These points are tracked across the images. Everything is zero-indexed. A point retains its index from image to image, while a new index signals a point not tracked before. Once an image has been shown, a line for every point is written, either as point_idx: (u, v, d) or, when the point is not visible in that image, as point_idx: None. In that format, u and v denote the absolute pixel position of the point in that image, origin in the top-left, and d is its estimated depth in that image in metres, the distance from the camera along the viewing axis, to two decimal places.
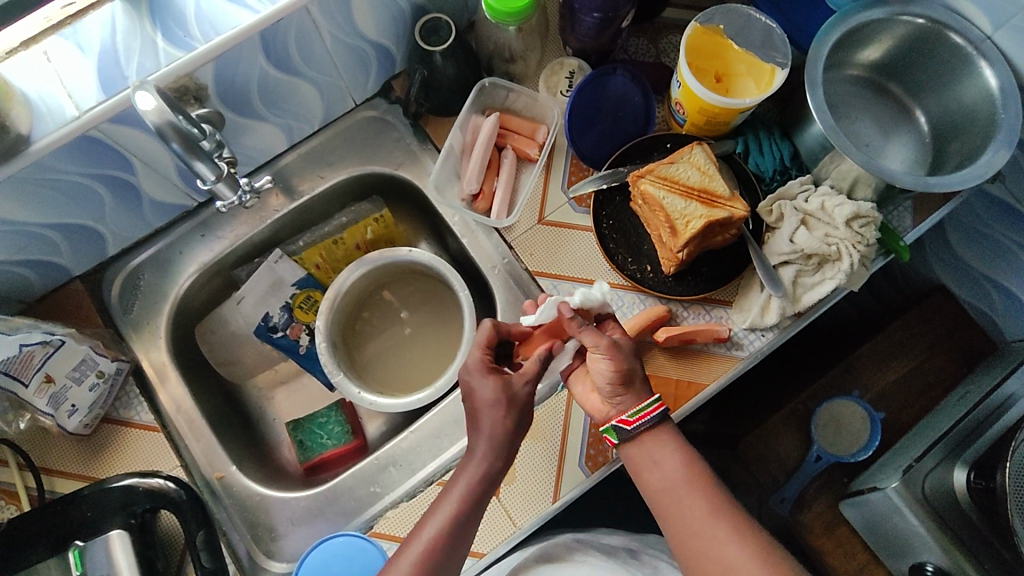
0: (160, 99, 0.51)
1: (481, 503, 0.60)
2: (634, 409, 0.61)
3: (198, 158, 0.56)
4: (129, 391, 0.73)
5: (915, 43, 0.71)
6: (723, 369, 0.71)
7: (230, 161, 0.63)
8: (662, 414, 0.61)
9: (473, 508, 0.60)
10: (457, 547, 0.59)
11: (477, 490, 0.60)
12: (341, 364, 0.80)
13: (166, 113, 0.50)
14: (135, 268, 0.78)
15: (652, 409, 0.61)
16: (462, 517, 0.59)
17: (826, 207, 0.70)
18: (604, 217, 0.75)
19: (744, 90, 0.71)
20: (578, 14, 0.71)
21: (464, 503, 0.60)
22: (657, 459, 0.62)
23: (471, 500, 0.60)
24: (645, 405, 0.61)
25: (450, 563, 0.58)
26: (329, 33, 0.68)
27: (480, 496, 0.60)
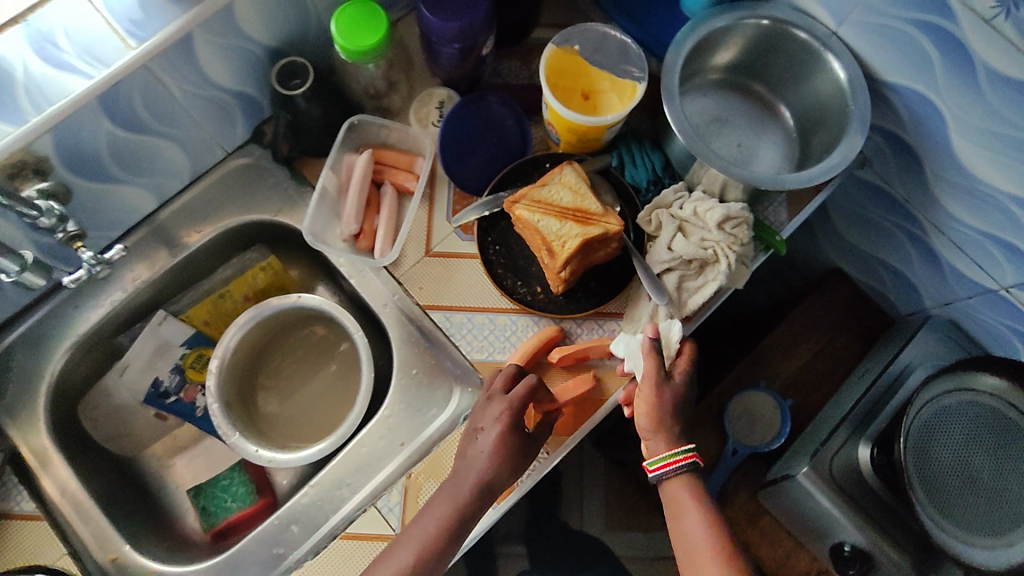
0: None
1: (445, 555, 0.60)
2: (656, 458, 0.67)
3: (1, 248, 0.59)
4: (8, 482, 0.70)
5: (767, 44, 0.73)
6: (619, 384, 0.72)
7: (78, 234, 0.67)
8: (683, 467, 0.67)
9: (438, 556, 0.60)
10: None
11: (440, 542, 0.60)
12: (239, 423, 0.77)
13: None
14: (4, 349, 0.74)
15: (678, 461, 0.67)
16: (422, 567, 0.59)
17: (699, 212, 0.71)
18: (490, 243, 0.75)
19: (609, 106, 0.71)
20: (436, 46, 0.70)
21: (428, 557, 0.59)
22: (679, 511, 0.65)
23: (432, 551, 0.59)
24: (673, 455, 0.67)
25: None
26: (179, 88, 0.66)
27: (437, 556, 0.60)
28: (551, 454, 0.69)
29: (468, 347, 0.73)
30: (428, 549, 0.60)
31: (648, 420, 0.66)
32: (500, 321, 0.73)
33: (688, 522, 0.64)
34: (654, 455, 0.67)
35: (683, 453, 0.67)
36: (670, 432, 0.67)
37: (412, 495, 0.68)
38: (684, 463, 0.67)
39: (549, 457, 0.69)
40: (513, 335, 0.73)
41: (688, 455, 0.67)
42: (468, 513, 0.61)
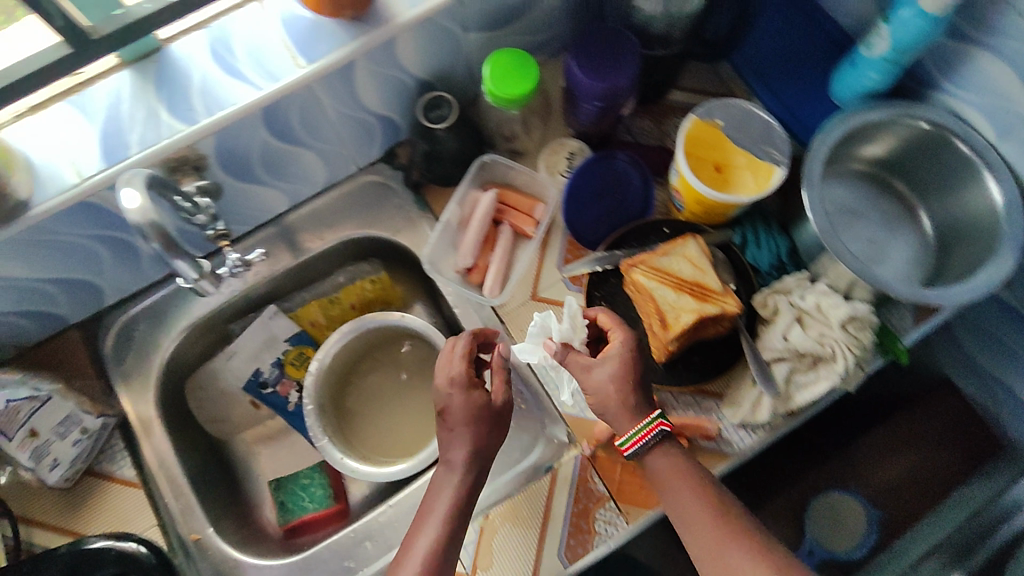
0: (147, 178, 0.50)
1: (458, 542, 0.59)
2: (625, 437, 0.62)
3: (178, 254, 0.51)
4: (114, 445, 0.74)
5: (920, 146, 0.70)
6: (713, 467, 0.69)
7: (224, 232, 0.66)
8: (655, 438, 0.61)
9: (453, 541, 0.59)
10: None
11: (451, 533, 0.59)
12: (330, 428, 0.79)
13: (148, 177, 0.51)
14: (130, 319, 0.79)
15: (649, 431, 0.61)
16: (440, 558, 0.57)
17: (822, 307, 0.69)
18: (597, 299, 0.74)
19: (743, 183, 0.70)
20: (578, 100, 0.71)
21: (444, 547, 0.58)
22: (670, 481, 0.60)
23: (448, 539, 0.59)
24: (636, 430, 0.61)
25: None
26: (334, 108, 0.69)
27: (453, 540, 0.59)
28: (630, 524, 0.68)
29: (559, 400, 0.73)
30: (444, 534, 0.59)
31: (597, 399, 0.63)
32: None
33: (679, 495, 0.59)
34: (623, 436, 0.62)
35: (650, 423, 0.61)
36: (622, 407, 0.62)
37: (486, 535, 0.69)
38: (658, 433, 0.61)
39: (626, 526, 0.68)
40: None
41: (658, 423, 0.61)
42: (467, 493, 0.61)
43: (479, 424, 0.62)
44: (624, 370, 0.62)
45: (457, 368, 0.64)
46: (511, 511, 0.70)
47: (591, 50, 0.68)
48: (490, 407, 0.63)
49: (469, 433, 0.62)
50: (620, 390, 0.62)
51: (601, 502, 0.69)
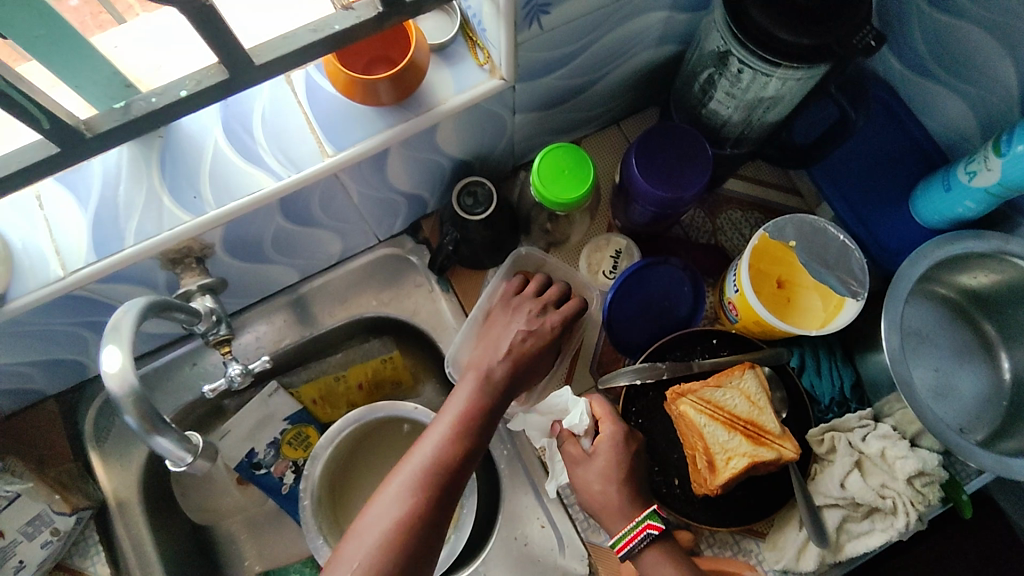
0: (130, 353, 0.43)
1: (469, 449, 0.53)
2: (614, 538, 0.59)
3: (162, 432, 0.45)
4: (90, 538, 0.67)
5: (1016, 291, 0.62)
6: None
7: (227, 338, 0.61)
8: (644, 542, 0.57)
9: (464, 445, 0.53)
10: (447, 485, 0.51)
11: (448, 475, 0.51)
12: (327, 523, 0.72)
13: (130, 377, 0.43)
14: (116, 392, 0.71)
15: (634, 535, 0.58)
16: (448, 457, 0.52)
17: (886, 455, 0.62)
18: (632, 414, 0.67)
19: (808, 306, 0.63)
20: (632, 202, 0.63)
21: (451, 457, 0.52)
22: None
23: (457, 457, 0.53)
24: (625, 531, 0.58)
25: (438, 511, 0.50)
26: (359, 191, 0.62)
27: (459, 458, 0.53)
28: None
29: (583, 527, 0.66)
30: (455, 438, 0.53)
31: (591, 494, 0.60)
32: None
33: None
34: (614, 535, 0.59)
35: (636, 526, 0.58)
36: (613, 507, 0.59)
37: None
38: (643, 537, 0.57)
39: None
40: None
41: (647, 525, 0.57)
42: (469, 445, 0.54)
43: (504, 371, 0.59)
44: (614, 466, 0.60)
45: (528, 301, 0.64)
46: None
47: (658, 156, 0.60)
48: (504, 386, 0.59)
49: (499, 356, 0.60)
50: (615, 483, 0.59)
51: None
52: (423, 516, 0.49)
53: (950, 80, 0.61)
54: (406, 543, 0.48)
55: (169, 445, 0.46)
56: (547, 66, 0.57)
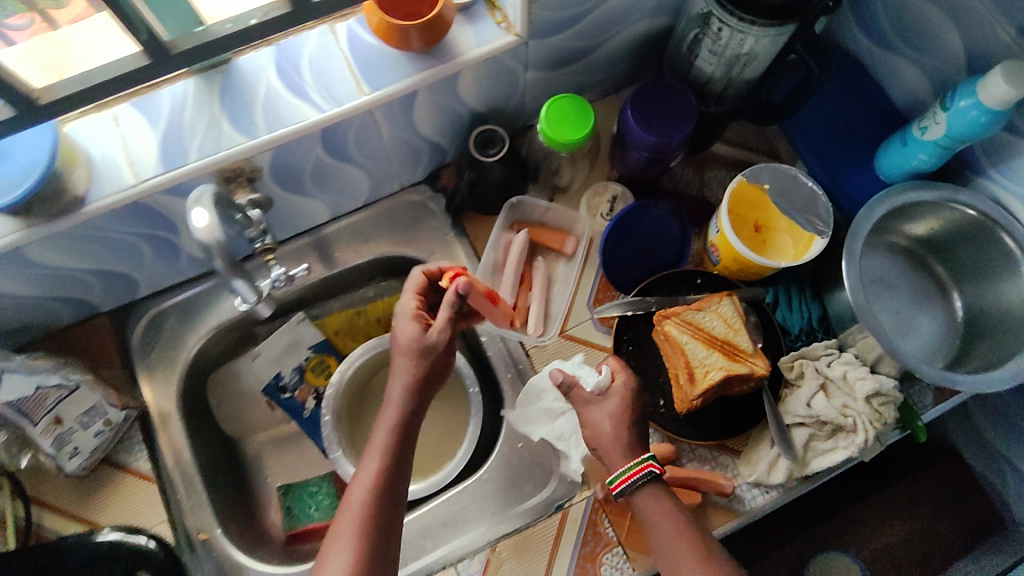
0: (216, 218, 0.50)
1: (400, 471, 0.61)
2: (615, 476, 0.61)
3: (237, 275, 0.55)
4: (133, 437, 0.74)
5: (963, 231, 0.71)
6: (717, 527, 0.70)
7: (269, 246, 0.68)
8: (645, 478, 0.60)
9: (398, 465, 0.61)
10: (389, 497, 0.60)
11: (387, 502, 0.59)
12: (344, 439, 0.81)
13: (218, 233, 0.49)
14: (161, 312, 0.80)
15: (638, 470, 0.60)
16: (387, 480, 0.60)
17: (848, 378, 0.69)
18: (624, 342, 0.75)
19: (782, 246, 0.71)
20: (628, 148, 0.71)
21: (385, 486, 0.60)
22: (656, 520, 0.61)
23: (390, 472, 0.60)
24: (628, 468, 0.61)
25: (388, 515, 0.59)
26: (389, 131, 0.70)
27: (395, 473, 0.61)
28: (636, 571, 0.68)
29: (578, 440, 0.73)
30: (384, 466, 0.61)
31: (602, 433, 0.64)
32: None
33: (667, 531, 0.60)
34: (613, 474, 0.62)
35: (639, 465, 0.61)
36: (620, 446, 0.63)
37: (491, 568, 0.70)
38: (646, 474, 0.60)
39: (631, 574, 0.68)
40: None
41: (648, 464, 0.61)
42: (400, 455, 0.62)
43: (416, 368, 0.64)
44: (625, 409, 0.65)
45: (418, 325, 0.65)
46: (518, 545, 0.70)
47: (652, 108, 0.68)
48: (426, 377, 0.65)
49: (410, 367, 0.64)
50: (621, 427, 0.64)
51: (609, 547, 0.69)
52: (376, 527, 0.58)
53: (908, 51, 0.70)
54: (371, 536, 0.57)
55: (244, 289, 0.56)
56: (558, 25, 0.66)
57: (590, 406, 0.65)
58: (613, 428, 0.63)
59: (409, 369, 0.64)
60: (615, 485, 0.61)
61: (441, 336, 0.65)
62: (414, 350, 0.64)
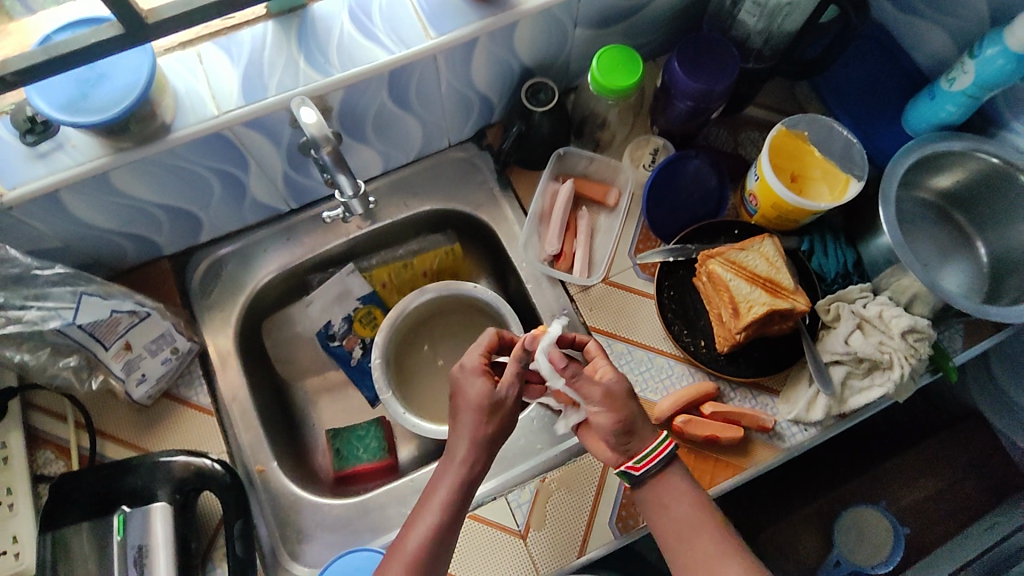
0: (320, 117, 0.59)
1: (452, 532, 0.60)
2: (640, 455, 0.62)
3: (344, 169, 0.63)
4: (193, 371, 0.76)
5: (985, 180, 0.76)
6: (727, 476, 0.72)
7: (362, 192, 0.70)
8: (670, 455, 0.62)
9: (451, 531, 0.60)
10: (442, 551, 0.59)
11: (437, 552, 0.58)
12: (391, 382, 0.83)
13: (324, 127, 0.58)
14: (219, 258, 0.83)
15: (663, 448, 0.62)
16: (441, 539, 0.59)
17: (884, 316, 0.72)
18: (666, 288, 0.78)
19: (817, 193, 0.75)
20: (673, 100, 0.77)
21: (439, 535, 0.59)
22: (667, 498, 0.62)
23: (446, 524, 0.60)
24: (652, 449, 0.62)
25: (437, 568, 0.58)
26: (447, 81, 0.75)
27: (451, 524, 0.60)
28: None
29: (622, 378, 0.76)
30: (443, 517, 0.60)
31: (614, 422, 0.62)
32: (658, 361, 0.77)
33: (678, 508, 0.61)
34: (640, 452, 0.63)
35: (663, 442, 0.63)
36: (642, 423, 0.63)
37: (541, 498, 0.71)
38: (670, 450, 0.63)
39: None
40: (668, 378, 0.76)
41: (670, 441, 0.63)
42: (456, 518, 0.61)
43: (482, 424, 0.63)
44: (629, 390, 0.64)
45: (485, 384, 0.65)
46: (566, 477, 0.72)
47: (694, 61, 0.74)
48: (492, 438, 0.63)
49: (479, 425, 0.63)
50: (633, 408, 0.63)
51: None
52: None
53: (931, 13, 0.75)
54: None
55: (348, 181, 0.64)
56: None
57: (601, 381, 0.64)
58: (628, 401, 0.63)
59: (477, 437, 0.63)
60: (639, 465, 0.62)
61: (511, 394, 0.65)
62: (483, 407, 0.63)
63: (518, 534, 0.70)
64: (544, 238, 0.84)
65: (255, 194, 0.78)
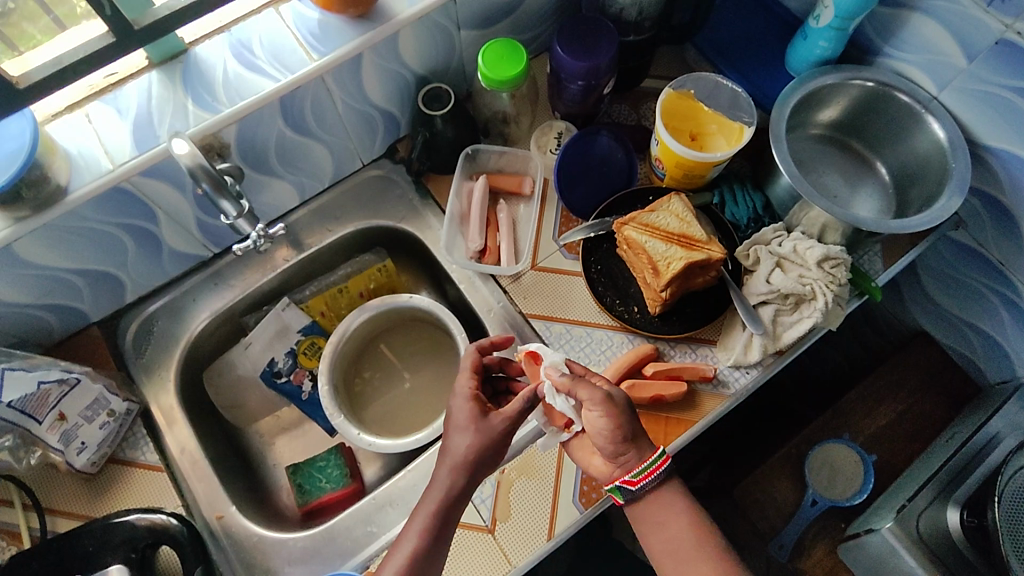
0: (193, 146, 0.59)
1: (435, 553, 0.60)
2: (637, 469, 0.63)
3: (224, 197, 0.63)
4: (137, 432, 0.75)
5: (869, 105, 0.79)
6: (680, 432, 0.73)
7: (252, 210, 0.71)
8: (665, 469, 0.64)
9: (432, 554, 0.60)
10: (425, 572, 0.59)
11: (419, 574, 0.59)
12: (342, 407, 0.82)
13: (198, 157, 0.58)
14: (149, 315, 0.83)
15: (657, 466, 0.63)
16: (419, 567, 0.59)
17: (799, 250, 0.75)
18: (592, 263, 0.80)
19: (716, 146, 0.77)
20: (564, 83, 0.80)
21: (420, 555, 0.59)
22: (661, 518, 0.64)
23: (428, 546, 0.60)
24: (647, 464, 0.63)
25: None
26: (341, 100, 0.76)
27: (433, 544, 0.60)
28: None
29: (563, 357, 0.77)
30: (425, 537, 0.60)
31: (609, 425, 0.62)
32: (597, 335, 0.78)
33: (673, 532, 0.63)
34: (635, 468, 0.63)
35: (657, 460, 0.63)
36: (639, 436, 0.63)
37: (503, 489, 0.71)
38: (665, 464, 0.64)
39: None
40: (608, 349, 0.77)
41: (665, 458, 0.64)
42: (438, 540, 0.61)
43: (470, 446, 0.62)
44: (631, 403, 0.64)
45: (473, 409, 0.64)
46: (524, 464, 0.72)
47: (576, 41, 0.77)
48: (479, 464, 0.63)
49: (465, 446, 0.63)
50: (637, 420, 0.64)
51: None
52: None
53: None
54: None
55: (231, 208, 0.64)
56: None
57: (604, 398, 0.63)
58: (630, 416, 0.63)
59: (459, 465, 0.62)
60: (635, 481, 0.63)
61: (504, 422, 0.64)
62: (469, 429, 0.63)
63: (486, 530, 0.70)
64: (467, 237, 0.85)
65: (173, 244, 0.79)
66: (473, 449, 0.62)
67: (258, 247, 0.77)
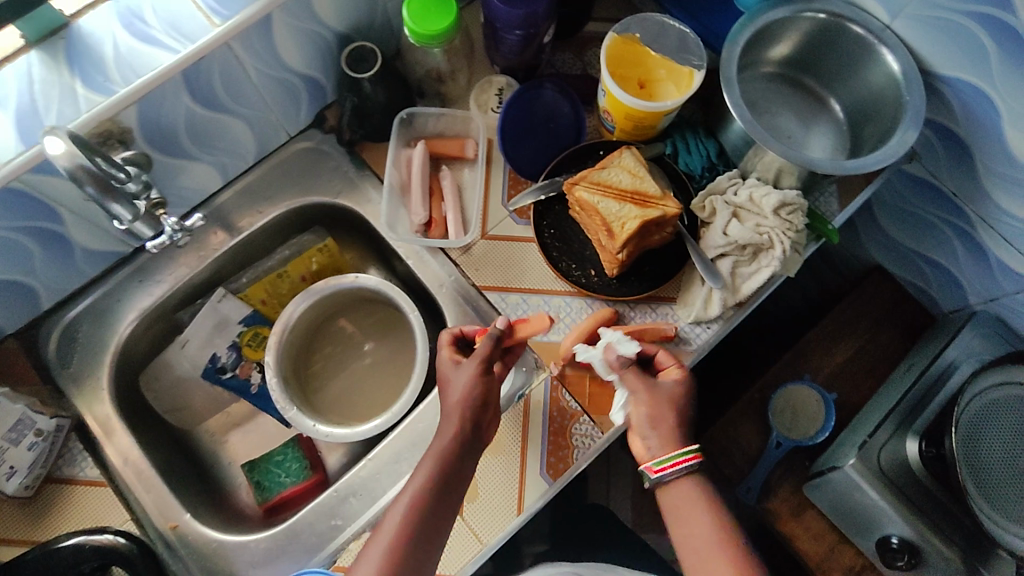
0: (71, 143, 0.51)
1: (451, 482, 0.59)
2: (662, 458, 0.61)
3: (115, 199, 0.57)
4: (73, 447, 0.71)
5: (820, 39, 0.76)
6: None
7: (156, 202, 0.66)
8: (691, 468, 0.60)
9: (448, 482, 0.59)
10: (442, 499, 0.58)
11: (437, 500, 0.58)
12: (294, 398, 0.78)
13: (77, 156, 0.51)
14: (71, 322, 0.76)
15: (682, 460, 0.60)
16: (432, 499, 0.58)
17: (755, 198, 0.72)
18: (545, 227, 0.76)
19: (665, 93, 0.73)
20: (501, 33, 0.74)
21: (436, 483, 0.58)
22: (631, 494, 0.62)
23: (443, 474, 0.59)
24: (675, 455, 0.61)
25: (437, 519, 0.58)
26: (254, 68, 0.68)
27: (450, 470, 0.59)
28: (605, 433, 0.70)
29: None
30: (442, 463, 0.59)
31: (651, 413, 0.62)
32: (554, 302, 0.75)
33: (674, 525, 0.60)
34: (663, 455, 0.61)
35: (683, 455, 0.60)
36: (671, 431, 0.62)
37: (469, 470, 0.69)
38: (684, 465, 0.60)
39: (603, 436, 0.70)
40: (567, 316, 0.74)
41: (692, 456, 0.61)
42: (456, 467, 0.60)
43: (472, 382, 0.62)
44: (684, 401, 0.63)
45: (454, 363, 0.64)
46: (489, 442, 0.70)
47: None
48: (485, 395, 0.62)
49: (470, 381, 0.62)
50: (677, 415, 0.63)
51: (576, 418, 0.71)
52: (418, 525, 0.56)
53: None
54: (413, 535, 0.56)
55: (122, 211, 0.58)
56: None
57: (655, 386, 0.64)
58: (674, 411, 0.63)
59: (457, 412, 0.61)
60: (654, 471, 0.61)
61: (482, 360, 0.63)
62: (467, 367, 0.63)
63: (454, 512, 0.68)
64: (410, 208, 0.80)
65: (86, 242, 0.71)
66: (468, 394, 0.61)
67: (175, 241, 0.70)
